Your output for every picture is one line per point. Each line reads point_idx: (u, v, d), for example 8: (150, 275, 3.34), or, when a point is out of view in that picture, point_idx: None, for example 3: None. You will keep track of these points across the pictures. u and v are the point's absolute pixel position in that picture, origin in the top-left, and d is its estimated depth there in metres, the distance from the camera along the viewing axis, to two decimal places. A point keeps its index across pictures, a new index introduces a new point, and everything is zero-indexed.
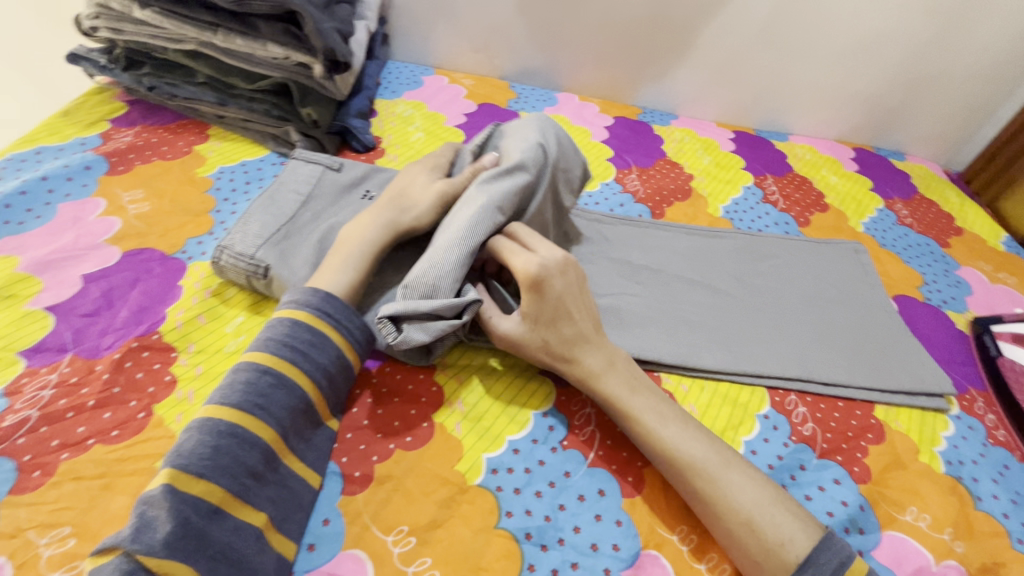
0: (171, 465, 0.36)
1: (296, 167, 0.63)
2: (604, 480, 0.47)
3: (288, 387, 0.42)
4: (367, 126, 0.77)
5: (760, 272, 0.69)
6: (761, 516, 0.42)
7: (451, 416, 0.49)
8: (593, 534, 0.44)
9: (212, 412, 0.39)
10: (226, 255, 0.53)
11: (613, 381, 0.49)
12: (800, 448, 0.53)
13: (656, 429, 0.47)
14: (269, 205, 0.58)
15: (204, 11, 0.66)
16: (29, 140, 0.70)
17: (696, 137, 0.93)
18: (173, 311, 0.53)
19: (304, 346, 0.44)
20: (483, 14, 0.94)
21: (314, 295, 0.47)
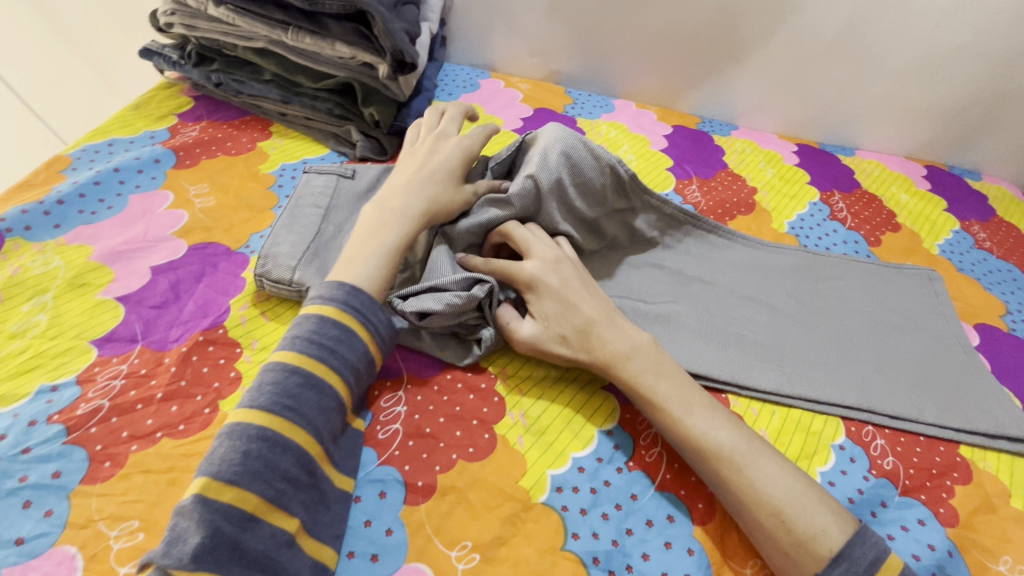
0: (203, 474, 0.35)
1: (309, 181, 0.61)
2: (672, 505, 0.45)
3: (317, 387, 0.41)
4: None
5: (833, 292, 0.65)
6: (794, 509, 0.40)
7: (513, 428, 0.47)
8: (663, 562, 0.42)
9: (241, 415, 0.38)
10: (266, 280, 0.52)
11: (637, 365, 0.48)
12: (881, 483, 0.50)
13: (681, 418, 0.45)
14: (292, 225, 0.56)
15: (276, 10, 0.67)
16: (102, 132, 0.72)
17: (758, 149, 0.89)
18: (237, 306, 0.53)
19: (332, 342, 0.43)
20: (542, 18, 0.93)
21: (339, 290, 0.45)
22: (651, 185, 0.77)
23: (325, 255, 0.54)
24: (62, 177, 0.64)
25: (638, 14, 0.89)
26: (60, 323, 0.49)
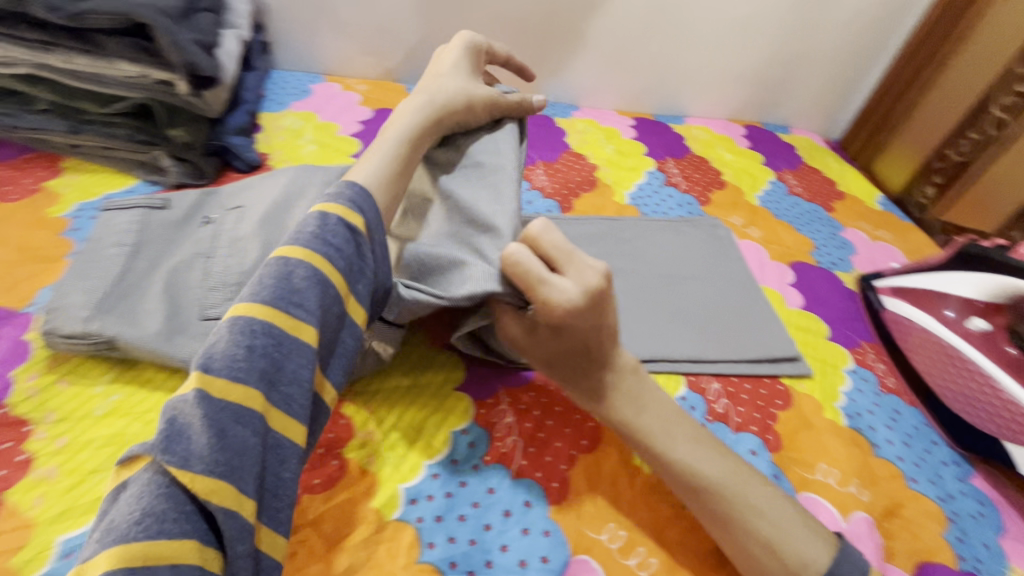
0: (200, 368, 0.33)
1: (110, 219, 0.53)
2: (529, 490, 0.46)
3: (320, 284, 0.38)
4: (249, 143, 0.72)
5: (668, 257, 0.70)
6: (783, 541, 0.42)
7: (362, 448, 0.46)
8: (522, 550, 0.43)
9: (230, 312, 0.35)
10: (54, 338, 0.45)
11: (624, 407, 0.46)
12: (716, 425, 0.55)
13: (667, 451, 0.45)
14: (85, 270, 0.49)
15: (31, 29, 0.58)
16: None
17: (598, 126, 0.94)
18: (25, 375, 0.46)
19: (311, 248, 0.39)
20: (368, 16, 0.89)
21: (350, 189, 0.43)
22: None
23: (129, 296, 0.48)
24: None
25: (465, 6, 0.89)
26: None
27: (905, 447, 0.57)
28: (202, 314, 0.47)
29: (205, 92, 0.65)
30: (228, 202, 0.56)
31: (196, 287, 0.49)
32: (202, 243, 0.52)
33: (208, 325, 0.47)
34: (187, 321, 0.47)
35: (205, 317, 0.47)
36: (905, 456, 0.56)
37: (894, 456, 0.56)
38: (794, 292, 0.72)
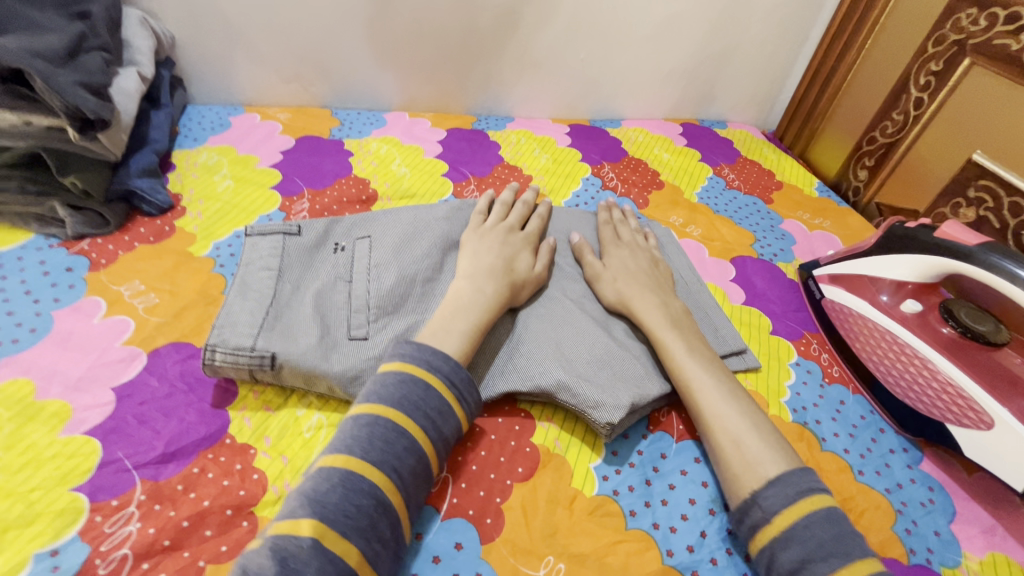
0: (314, 517, 0.39)
1: (255, 243, 0.63)
2: (697, 451, 0.54)
3: (417, 454, 0.44)
4: (466, 166, 0.90)
5: (893, 288, 0.65)
6: (783, 474, 0.46)
7: (550, 440, 0.53)
8: (701, 522, 0.49)
9: (350, 465, 0.42)
10: (221, 355, 0.51)
11: (671, 341, 0.56)
12: (834, 386, 0.63)
13: (698, 383, 0.53)
14: (245, 292, 0.57)
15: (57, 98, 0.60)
16: (185, 197, 0.75)
17: (773, 155, 1.08)
18: (246, 389, 0.54)
19: (434, 412, 0.46)
20: (560, 48, 1.02)
21: (445, 362, 0.49)
22: (697, 176, 0.98)
23: (284, 318, 0.55)
24: (150, 248, 0.67)
25: (640, 26, 1.01)
26: (43, 466, 0.46)
27: None
28: (348, 334, 0.55)
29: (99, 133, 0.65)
30: (354, 230, 0.68)
31: (341, 308, 0.58)
32: (339, 269, 0.62)
33: (358, 343, 0.55)
34: (338, 339, 0.55)
35: (352, 337, 0.55)
36: None
37: None
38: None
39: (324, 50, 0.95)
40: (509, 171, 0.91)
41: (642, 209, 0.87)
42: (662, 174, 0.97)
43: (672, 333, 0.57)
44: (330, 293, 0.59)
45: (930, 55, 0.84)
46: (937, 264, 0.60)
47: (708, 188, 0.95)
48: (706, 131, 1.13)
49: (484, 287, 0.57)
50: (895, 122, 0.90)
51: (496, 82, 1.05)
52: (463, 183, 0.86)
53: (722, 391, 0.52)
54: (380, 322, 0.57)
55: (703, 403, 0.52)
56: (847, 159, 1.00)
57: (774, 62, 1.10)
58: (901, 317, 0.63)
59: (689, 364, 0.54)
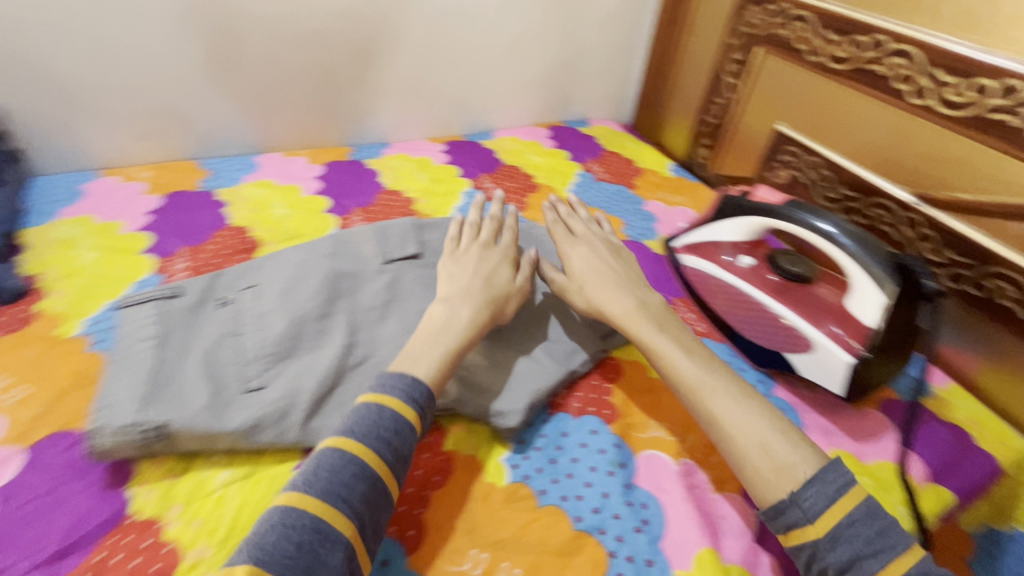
0: (252, 559, 0.39)
1: (129, 312, 0.61)
2: (594, 423, 0.61)
3: (369, 482, 0.45)
4: (349, 198, 0.92)
5: (732, 249, 0.76)
6: (774, 439, 0.50)
7: (459, 444, 0.57)
8: (603, 484, 0.55)
9: (297, 499, 0.43)
10: (104, 435, 0.50)
11: (642, 326, 0.60)
12: (703, 341, 0.73)
13: (673, 362, 0.57)
14: (123, 366, 0.55)
15: None
16: (44, 277, 0.71)
17: (633, 144, 1.20)
18: (145, 463, 0.52)
19: (388, 432, 0.49)
20: (420, 72, 1.06)
21: (404, 381, 0.52)
22: (568, 174, 1.07)
23: (170, 384, 0.55)
24: (10, 338, 0.63)
25: (491, 43, 1.08)
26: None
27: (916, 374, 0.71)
28: (242, 388, 0.56)
29: None
30: (238, 282, 0.68)
31: (232, 363, 0.58)
32: (226, 325, 0.62)
33: (254, 395, 0.56)
34: (232, 396, 0.55)
35: (247, 391, 0.56)
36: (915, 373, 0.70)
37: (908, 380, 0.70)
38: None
39: (179, 103, 0.92)
40: (391, 197, 0.93)
41: (522, 212, 0.94)
42: (536, 177, 1.04)
43: (652, 327, 0.60)
44: (219, 350, 0.59)
45: (732, 46, 0.98)
46: (755, 224, 0.72)
47: (579, 184, 1.04)
48: (572, 131, 1.22)
49: (460, 310, 0.60)
50: (718, 105, 1.03)
51: (366, 112, 1.07)
52: (346, 216, 0.88)
53: (706, 375, 0.55)
54: (275, 371, 0.59)
55: (681, 376, 0.56)
56: (690, 141, 1.13)
57: (618, 62, 1.22)
58: (739, 272, 0.74)
59: (670, 355, 0.57)
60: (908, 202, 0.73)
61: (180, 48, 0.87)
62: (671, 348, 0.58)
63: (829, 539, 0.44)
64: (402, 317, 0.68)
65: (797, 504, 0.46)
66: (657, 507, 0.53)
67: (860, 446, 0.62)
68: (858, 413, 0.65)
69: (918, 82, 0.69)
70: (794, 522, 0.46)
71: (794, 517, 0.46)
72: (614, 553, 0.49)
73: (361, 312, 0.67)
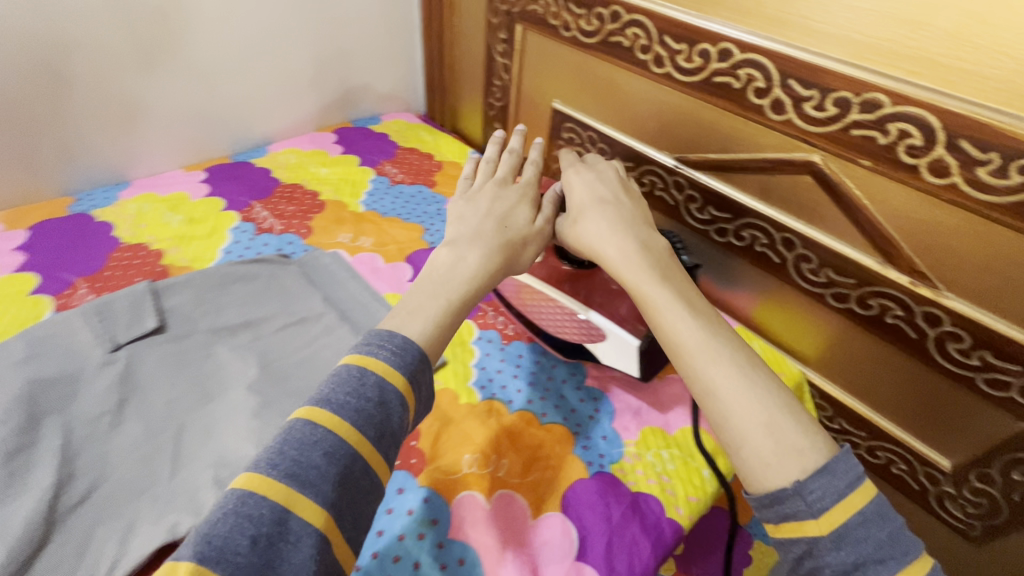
0: (194, 559, 0.31)
1: None
2: (401, 479, 0.54)
3: (341, 460, 0.37)
4: (71, 266, 0.73)
5: None
6: (781, 421, 0.43)
7: None
8: (414, 553, 0.49)
9: (257, 484, 0.35)
10: None
11: (642, 275, 0.54)
12: (513, 345, 0.70)
13: (674, 321, 0.50)
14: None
15: None
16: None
17: (431, 135, 1.12)
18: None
19: (366, 402, 0.40)
20: (141, 92, 0.87)
21: (392, 340, 0.45)
22: (360, 182, 0.96)
23: None
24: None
25: (227, 45, 0.92)
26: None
27: None
28: None
29: None
30: None
31: None
32: None
33: None
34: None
35: None
36: None
37: None
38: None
39: None
40: (132, 253, 0.76)
41: (307, 239, 0.82)
42: (322, 192, 0.93)
43: (648, 277, 0.54)
44: None
45: (495, 25, 0.94)
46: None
47: (372, 192, 0.95)
48: (361, 131, 1.11)
49: (467, 254, 0.54)
50: (498, 87, 1.00)
51: (81, 149, 0.86)
52: (67, 291, 0.69)
53: (710, 339, 0.48)
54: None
55: (676, 336, 0.49)
56: (484, 126, 1.09)
57: (393, 48, 1.13)
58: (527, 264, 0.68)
59: (672, 311, 0.51)
60: (671, 166, 0.75)
61: None
62: (673, 306, 0.51)
63: (833, 538, 0.38)
64: (144, 418, 0.54)
65: (819, 497, 0.39)
66: (473, 561, 0.49)
67: (667, 416, 0.64)
68: (662, 382, 0.68)
69: (655, 51, 0.70)
70: (793, 513, 0.40)
71: (794, 508, 0.40)
72: None
73: (81, 428, 0.52)
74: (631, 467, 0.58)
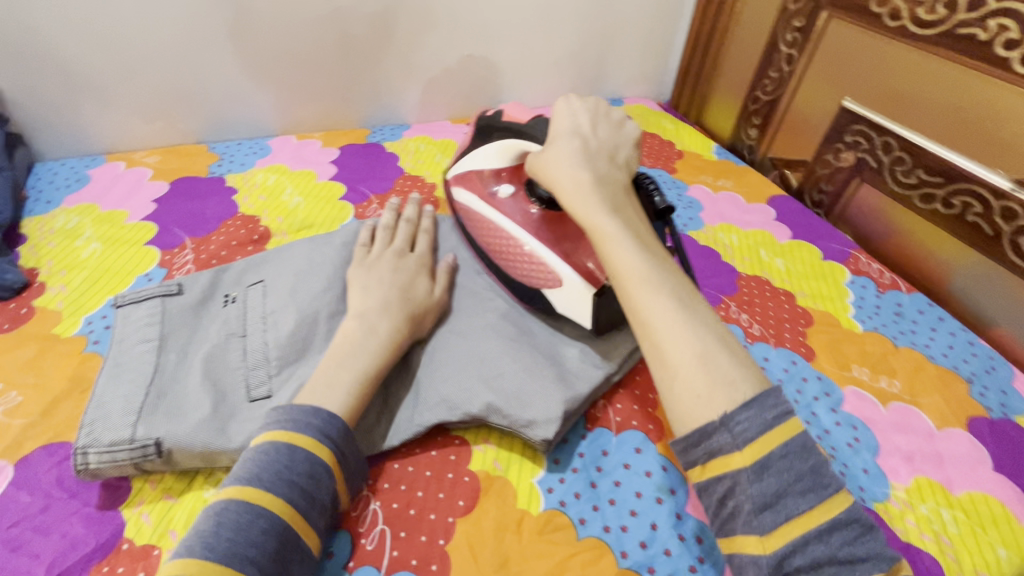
0: None
1: (127, 312, 0.57)
2: (638, 441, 0.54)
3: (277, 532, 0.39)
4: (367, 183, 0.86)
5: None
6: (716, 359, 0.37)
7: (487, 460, 0.52)
8: (651, 514, 0.48)
9: (190, 567, 0.35)
10: (95, 454, 0.46)
11: (601, 200, 0.46)
12: (759, 345, 0.65)
13: (612, 250, 0.43)
14: (120, 375, 0.51)
15: None
16: (42, 271, 0.66)
17: (678, 123, 1.09)
18: (140, 481, 0.48)
19: (301, 477, 0.41)
20: (440, 49, 0.98)
21: (315, 418, 0.44)
22: None
23: (169, 395, 0.50)
24: (5, 338, 0.58)
25: (517, 14, 0.98)
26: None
27: (1003, 394, 0.62)
28: (249, 397, 0.51)
29: None
30: (245, 276, 0.63)
31: (238, 369, 0.53)
32: (231, 324, 0.57)
33: (261, 406, 0.51)
34: (237, 406, 0.51)
35: (254, 400, 0.51)
36: (991, 392, 0.62)
37: (994, 400, 0.61)
38: (780, 227, 0.84)
39: (188, 85, 0.87)
40: (411, 183, 0.87)
41: None
42: None
43: (592, 201, 0.46)
44: (223, 353, 0.55)
45: (793, 12, 0.87)
46: (508, 147, 0.64)
47: None
48: None
49: (378, 324, 0.53)
50: (773, 80, 0.93)
51: (383, 89, 0.99)
52: (364, 203, 0.82)
53: (656, 269, 0.41)
54: (284, 378, 0.53)
55: (618, 263, 0.42)
56: (738, 120, 1.03)
57: (659, 33, 1.11)
58: (502, 207, 0.65)
59: (621, 243, 0.43)
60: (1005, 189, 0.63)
61: (185, 24, 0.81)
62: (620, 231, 0.44)
63: (755, 469, 0.34)
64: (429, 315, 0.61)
65: (759, 434, 0.35)
66: (713, 543, 0.47)
67: (947, 472, 0.54)
68: (940, 433, 0.58)
69: None
70: (718, 449, 0.35)
71: (718, 444, 0.35)
72: None
73: None
74: (898, 513, 0.51)
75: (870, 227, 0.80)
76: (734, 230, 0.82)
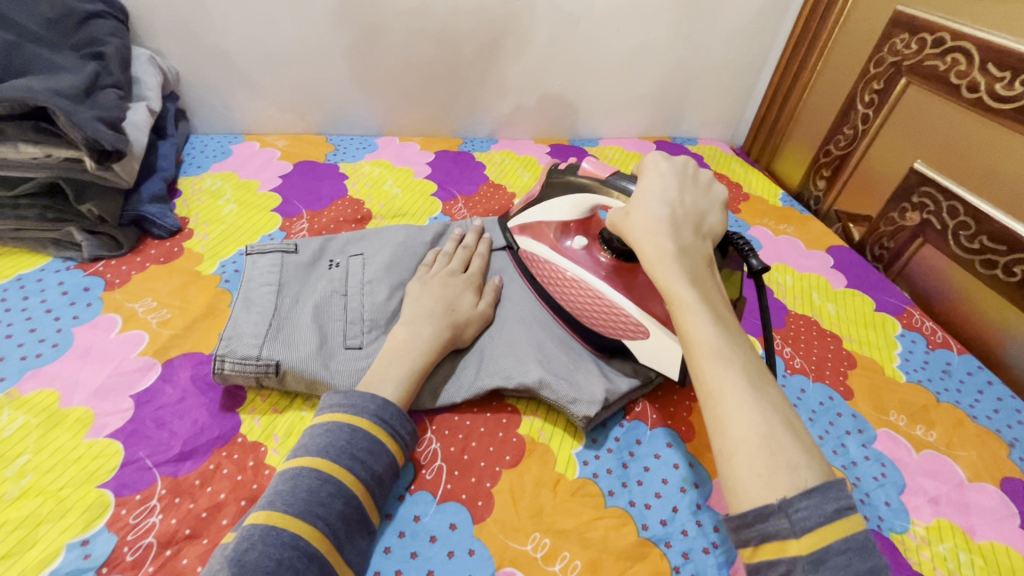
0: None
1: (256, 260, 0.69)
2: (668, 436, 0.59)
3: (344, 495, 0.45)
4: (455, 185, 0.97)
5: None
6: (781, 441, 0.36)
7: (533, 427, 0.59)
8: (674, 499, 0.54)
9: (274, 519, 0.42)
10: (228, 363, 0.56)
11: (681, 264, 0.45)
12: (798, 377, 0.69)
13: (691, 319, 0.42)
14: (250, 306, 0.63)
15: (71, 130, 0.63)
16: (191, 221, 0.81)
17: (747, 167, 1.15)
18: (253, 393, 0.59)
19: (362, 453, 0.48)
20: (534, 76, 1.09)
21: (372, 403, 0.51)
22: None
23: (286, 329, 0.61)
24: (161, 267, 0.72)
25: (609, 53, 1.08)
26: (70, 466, 0.50)
27: None
28: (344, 343, 0.61)
29: (115, 165, 0.70)
30: (348, 247, 0.74)
31: (338, 319, 0.64)
32: (335, 283, 0.68)
33: (354, 352, 0.61)
34: (335, 349, 0.61)
35: (348, 347, 0.61)
36: None
37: None
38: (837, 274, 0.87)
39: (320, 85, 1.02)
40: (494, 190, 0.97)
41: None
42: None
43: (677, 268, 0.45)
44: (327, 305, 0.65)
45: (872, 76, 0.92)
46: (579, 201, 0.66)
47: None
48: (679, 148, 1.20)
49: (421, 329, 0.59)
50: (846, 136, 0.97)
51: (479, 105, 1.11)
52: (451, 202, 0.93)
53: (731, 345, 0.40)
54: (374, 333, 0.63)
55: (693, 333, 0.41)
56: (807, 171, 1.08)
57: (739, 82, 1.18)
58: (573, 256, 0.68)
59: (697, 310, 0.42)
60: None
61: (329, 35, 0.96)
62: (699, 302, 0.43)
63: (816, 561, 0.33)
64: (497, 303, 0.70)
65: (819, 522, 0.33)
66: (729, 533, 0.52)
67: (972, 521, 0.56)
68: (972, 485, 0.59)
69: None
70: (773, 533, 0.34)
71: (775, 527, 0.34)
72: (679, 570, 0.49)
73: None
74: (915, 546, 0.53)
75: (929, 286, 0.82)
76: (790, 271, 0.87)
